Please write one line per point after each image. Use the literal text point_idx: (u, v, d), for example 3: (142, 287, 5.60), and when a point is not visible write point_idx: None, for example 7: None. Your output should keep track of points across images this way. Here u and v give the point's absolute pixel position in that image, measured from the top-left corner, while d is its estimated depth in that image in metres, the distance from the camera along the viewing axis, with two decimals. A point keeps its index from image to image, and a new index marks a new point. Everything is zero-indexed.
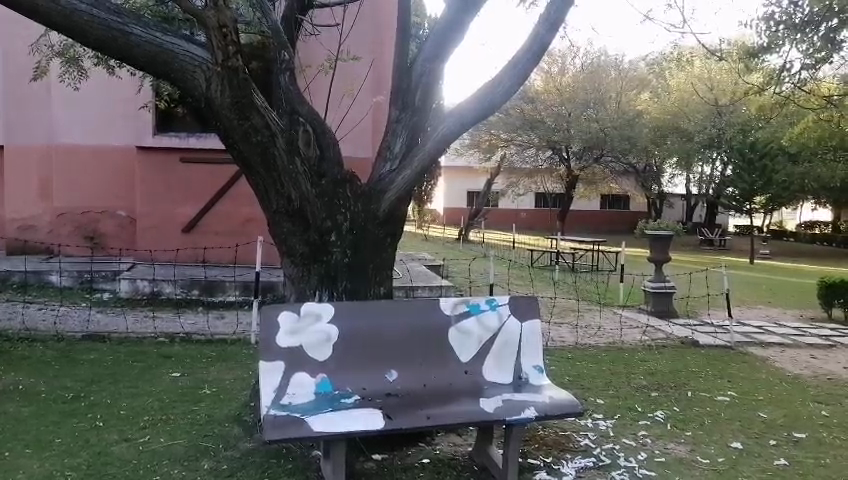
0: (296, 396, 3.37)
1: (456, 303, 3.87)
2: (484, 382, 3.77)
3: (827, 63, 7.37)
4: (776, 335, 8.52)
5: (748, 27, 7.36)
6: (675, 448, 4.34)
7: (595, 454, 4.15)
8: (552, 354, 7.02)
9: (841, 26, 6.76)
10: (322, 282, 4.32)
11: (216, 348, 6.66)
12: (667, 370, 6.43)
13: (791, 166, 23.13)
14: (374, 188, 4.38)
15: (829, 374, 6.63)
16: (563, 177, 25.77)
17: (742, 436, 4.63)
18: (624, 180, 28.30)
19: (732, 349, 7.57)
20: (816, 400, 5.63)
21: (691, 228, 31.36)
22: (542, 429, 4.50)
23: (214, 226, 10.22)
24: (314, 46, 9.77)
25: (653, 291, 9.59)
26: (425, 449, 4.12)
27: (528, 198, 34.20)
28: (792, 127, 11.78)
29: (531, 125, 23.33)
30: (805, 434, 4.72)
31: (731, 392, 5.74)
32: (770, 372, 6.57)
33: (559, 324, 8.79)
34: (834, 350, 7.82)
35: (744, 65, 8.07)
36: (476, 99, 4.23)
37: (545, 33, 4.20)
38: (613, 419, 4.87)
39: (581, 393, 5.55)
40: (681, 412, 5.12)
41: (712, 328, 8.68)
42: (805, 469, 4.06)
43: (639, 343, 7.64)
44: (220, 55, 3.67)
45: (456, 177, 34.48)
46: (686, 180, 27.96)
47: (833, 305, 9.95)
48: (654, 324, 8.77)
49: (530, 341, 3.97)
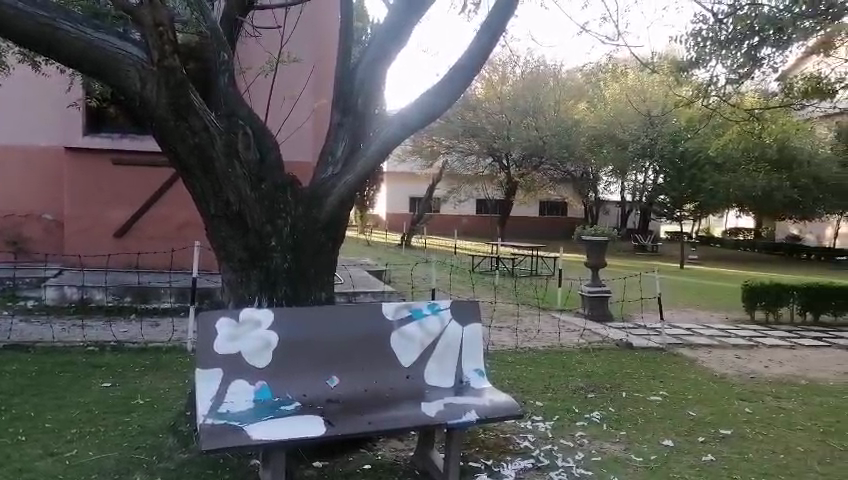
0: (233, 404, 3.29)
1: (398, 307, 3.88)
2: (425, 385, 3.79)
3: (749, 79, 7.77)
4: (704, 336, 8.90)
5: (678, 42, 7.68)
6: (610, 447, 4.47)
7: (534, 455, 4.23)
8: (493, 357, 7.12)
9: (761, 44, 7.17)
10: (262, 288, 4.25)
11: (150, 356, 6.44)
12: (603, 372, 6.61)
13: (717, 175, 24.19)
14: (316, 192, 4.35)
15: (752, 373, 6.97)
16: (503, 184, 26.21)
17: (672, 434, 4.81)
18: (561, 188, 28.97)
19: (663, 351, 7.86)
20: (741, 398, 5.91)
21: (625, 235, 32.38)
22: (483, 432, 4.57)
23: (148, 231, 9.89)
24: (254, 47, 9.63)
25: (589, 295, 9.85)
26: (366, 454, 4.11)
27: (469, 203, 34.57)
28: (718, 138, 12.36)
29: (472, 131, 23.84)
30: (730, 430, 4.95)
31: (662, 392, 5.95)
32: (699, 372, 6.86)
33: (500, 328, 8.93)
34: (757, 350, 8.23)
35: (675, 78, 8.42)
36: (418, 103, 4.26)
37: (487, 38, 4.25)
38: (551, 421, 4.98)
39: (520, 396, 5.65)
40: (616, 412, 5.28)
41: (645, 331, 9.00)
42: (730, 463, 4.27)
43: (576, 346, 7.84)
44: (157, 54, 3.57)
45: (398, 183, 34.66)
46: (621, 188, 28.20)
47: (756, 307, 10.45)
48: (591, 327, 9.01)
49: (471, 345, 4.01)
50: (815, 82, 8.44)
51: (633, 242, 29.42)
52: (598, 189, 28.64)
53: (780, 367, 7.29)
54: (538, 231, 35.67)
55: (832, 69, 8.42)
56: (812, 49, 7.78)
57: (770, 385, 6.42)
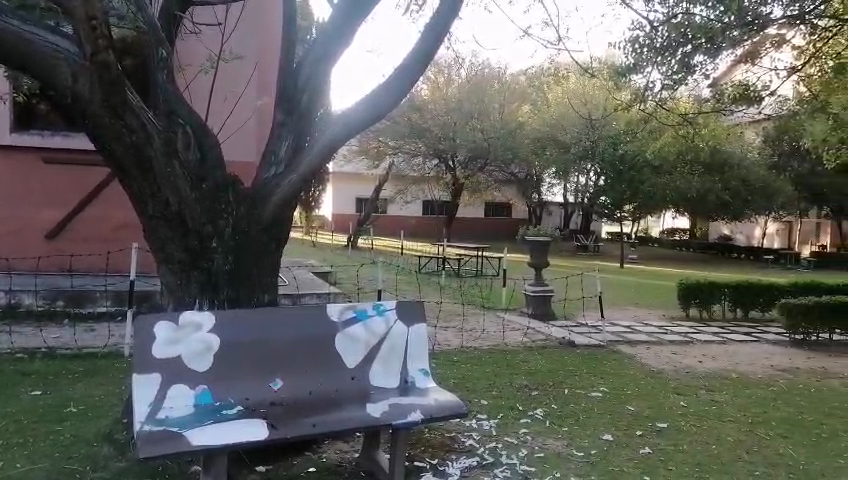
0: (172, 409, 3.20)
1: (343, 309, 3.87)
2: (370, 386, 3.78)
3: (683, 85, 8.06)
4: (643, 333, 9.19)
5: (616, 47, 7.93)
6: (552, 443, 4.56)
7: (478, 453, 4.28)
8: (438, 357, 7.16)
9: (694, 52, 7.44)
10: (203, 291, 4.15)
11: (83, 362, 6.19)
12: (546, 370, 6.75)
13: (655, 177, 24.97)
14: (259, 192, 4.28)
15: (687, 367, 7.25)
16: (449, 185, 26.46)
17: (612, 429, 4.95)
18: (506, 189, 29.38)
19: (604, 348, 8.09)
20: (676, 392, 6.14)
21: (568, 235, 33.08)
22: (428, 432, 4.60)
23: (82, 232, 9.50)
24: (195, 45, 9.39)
25: (532, 295, 10.02)
26: (311, 458, 4.07)
27: (415, 204, 34.65)
28: (655, 143, 12.81)
29: (419, 133, 23.95)
30: (666, 423, 5.13)
31: (602, 389, 6.12)
32: (638, 369, 7.07)
33: (445, 328, 8.99)
34: (691, 346, 8.56)
35: (614, 83, 8.69)
36: (362, 103, 4.25)
37: (431, 41, 4.28)
38: (495, 419, 5.04)
39: (465, 395, 5.70)
40: (559, 409, 5.39)
41: (587, 329, 9.24)
42: (666, 455, 4.42)
43: (520, 344, 7.97)
44: (89, 50, 3.42)
45: (344, 184, 34.37)
46: (563, 190, 28.76)
47: (691, 304, 10.85)
48: (534, 326, 9.17)
49: (416, 346, 4.03)
50: (743, 89, 8.83)
51: (575, 242, 30.06)
52: (541, 191, 29.15)
53: (713, 361, 7.61)
54: (484, 232, 36.08)
55: (759, 77, 8.82)
56: (741, 57, 8.12)
57: (703, 380, 6.69)
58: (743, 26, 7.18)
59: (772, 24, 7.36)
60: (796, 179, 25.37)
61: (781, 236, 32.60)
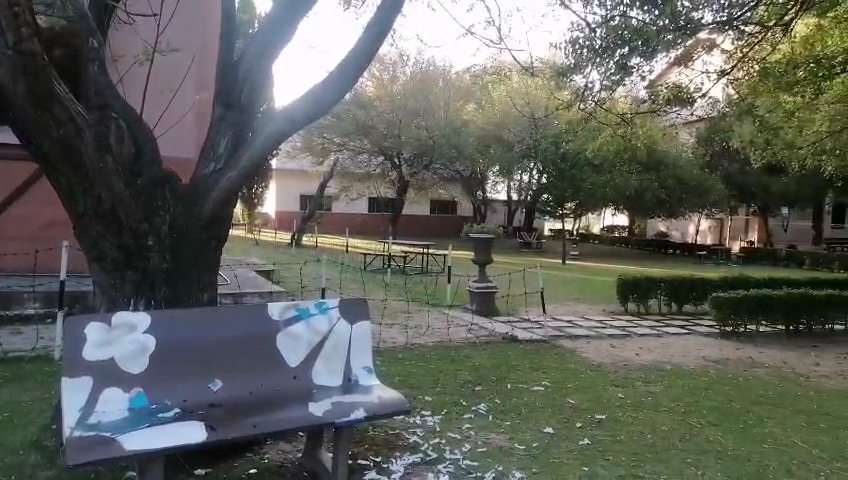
0: (106, 412, 3.09)
1: (284, 308, 3.82)
2: (312, 385, 3.74)
3: (621, 85, 8.30)
4: (583, 328, 9.42)
5: (558, 48, 8.11)
6: (495, 438, 4.62)
7: (422, 450, 4.30)
8: (382, 354, 7.15)
9: (630, 54, 7.66)
10: (139, 290, 3.99)
11: (9, 367, 5.90)
12: (489, 365, 6.84)
13: (596, 176, 25.42)
14: (197, 189, 4.18)
15: (625, 360, 7.48)
16: (395, 183, 27.02)
17: (553, 421, 5.06)
18: (451, 187, 29.62)
19: (545, 343, 8.26)
20: (614, 385, 6.32)
21: (512, 232, 33.58)
22: (372, 430, 4.60)
23: (9, 231, 9.06)
24: (129, 35, 9.09)
25: (476, 291, 10.15)
26: (252, 459, 4.00)
27: (361, 202, 34.51)
28: (595, 142, 13.19)
29: (364, 130, 24.13)
30: (605, 415, 5.28)
31: (544, 382, 6.24)
32: (578, 362, 7.25)
33: (391, 325, 9.00)
34: (629, 339, 8.83)
35: (555, 83, 8.90)
36: (303, 100, 4.18)
37: (374, 39, 4.26)
38: (439, 415, 5.08)
39: (410, 392, 5.71)
40: (502, 403, 5.48)
41: (529, 324, 9.39)
42: (604, 445, 4.55)
43: (464, 340, 8.04)
44: (12, 38, 3.31)
45: (288, 181, 33.87)
46: (507, 188, 29.18)
47: (629, 299, 11.18)
48: (478, 322, 9.27)
49: (359, 344, 4.01)
50: (677, 90, 9.17)
51: (518, 239, 30.56)
52: (486, 189, 29.50)
53: (649, 354, 7.88)
54: (429, 230, 36.24)
55: (691, 79, 9.15)
56: (676, 60, 8.44)
57: (639, 372, 6.90)
58: (678, 31, 7.35)
59: (704, 28, 7.62)
60: (725, 177, 26.81)
61: (713, 233, 33.99)
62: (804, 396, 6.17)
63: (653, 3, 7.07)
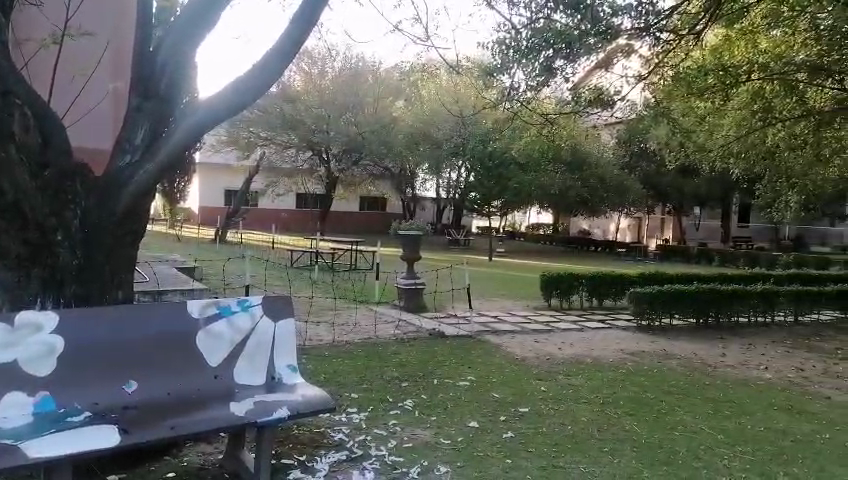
0: (10, 418, 2.93)
1: (204, 306, 3.69)
2: (234, 384, 3.66)
3: (546, 86, 8.50)
4: (508, 323, 9.64)
5: (485, 48, 8.22)
6: (420, 433, 4.65)
7: (347, 447, 4.28)
8: (308, 352, 7.06)
9: (555, 56, 7.83)
10: (46, 288, 3.83)
11: None
12: (416, 361, 6.87)
13: (521, 174, 25.60)
14: (111, 182, 3.97)
15: (548, 354, 7.68)
16: (324, 178, 27.12)
17: (477, 416, 5.14)
18: (381, 184, 29.59)
19: (472, 338, 8.39)
20: (537, 378, 6.48)
21: (441, 230, 33.93)
22: (297, 429, 4.55)
23: None
24: (37, 19, 8.52)
25: (404, 288, 10.16)
26: (170, 462, 3.87)
27: (288, 197, 33.94)
28: (520, 141, 13.51)
29: (291, 125, 24.06)
30: (528, 408, 5.41)
31: (469, 377, 6.33)
32: (503, 357, 7.39)
33: (317, 322, 8.90)
34: (552, 334, 9.11)
35: (482, 82, 9.03)
36: (226, 91, 4.06)
37: (300, 28, 4.17)
38: (366, 412, 5.06)
39: (336, 389, 5.67)
40: (428, 399, 5.53)
41: (456, 320, 9.55)
42: (527, 438, 4.66)
43: (392, 337, 8.05)
44: None
45: (212, 175, 32.85)
46: (436, 186, 29.40)
47: (552, 294, 11.57)
48: (406, 319, 9.30)
49: (283, 341, 3.94)
50: (598, 93, 9.41)
51: (447, 237, 30.88)
52: (415, 186, 29.59)
53: (571, 348, 8.14)
54: (358, 226, 36.09)
55: (611, 83, 9.45)
56: (596, 64, 8.76)
57: (561, 366, 7.11)
58: (597, 35, 7.54)
59: (623, 34, 7.90)
60: (643, 177, 27.84)
61: (632, 231, 35.45)
62: (711, 385, 6.52)
63: (577, 8, 7.23)
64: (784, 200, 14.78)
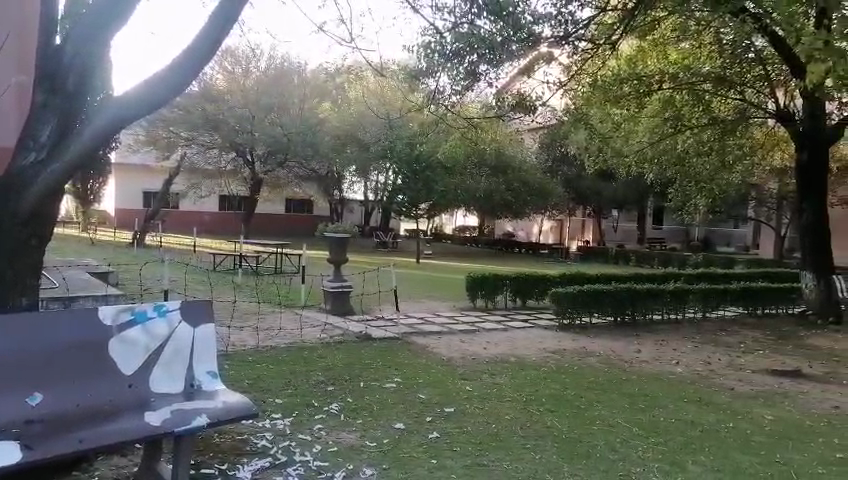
0: None
1: (117, 312, 3.53)
2: (150, 393, 3.53)
3: (471, 91, 8.65)
4: (436, 324, 9.73)
5: (412, 52, 8.25)
6: (346, 437, 4.63)
7: (271, 453, 4.20)
8: (231, 358, 6.88)
9: (478, 61, 7.98)
10: None
11: None
12: (343, 365, 6.83)
13: (449, 177, 25.87)
14: (13, 183, 3.81)
15: (473, 354, 7.81)
16: (248, 179, 26.54)
17: (404, 417, 5.16)
18: (307, 186, 29.23)
19: (398, 340, 8.42)
20: (462, 378, 6.57)
21: (369, 232, 33.85)
22: (218, 437, 4.43)
23: None
24: None
25: (331, 291, 10.08)
26: (80, 477, 3.68)
27: (211, 199, 32.94)
28: (447, 143, 13.66)
29: (213, 125, 23.35)
30: (453, 408, 5.47)
31: (396, 379, 6.35)
32: (429, 358, 7.45)
33: (240, 327, 8.68)
34: (478, 334, 9.27)
35: (408, 85, 9.07)
36: (137, 90, 3.94)
37: (220, 26, 4.08)
38: (290, 417, 4.99)
39: (260, 395, 5.55)
40: (354, 402, 5.51)
41: (383, 322, 9.53)
42: (452, 437, 4.72)
43: (319, 341, 7.97)
44: None
45: (130, 176, 31.49)
46: (364, 188, 29.33)
47: (478, 295, 11.77)
48: (332, 322, 9.22)
49: (202, 347, 3.82)
50: (521, 98, 9.57)
51: (375, 239, 30.80)
52: (342, 188, 29.37)
53: (495, 347, 8.31)
54: (284, 230, 35.47)
55: (533, 89, 9.64)
56: (520, 70, 9.00)
57: (486, 365, 7.26)
58: (520, 42, 7.83)
59: (543, 41, 8.16)
60: (564, 181, 28.67)
61: (554, 233, 36.55)
62: (627, 381, 6.81)
63: (498, 14, 7.32)
64: (693, 204, 15.62)
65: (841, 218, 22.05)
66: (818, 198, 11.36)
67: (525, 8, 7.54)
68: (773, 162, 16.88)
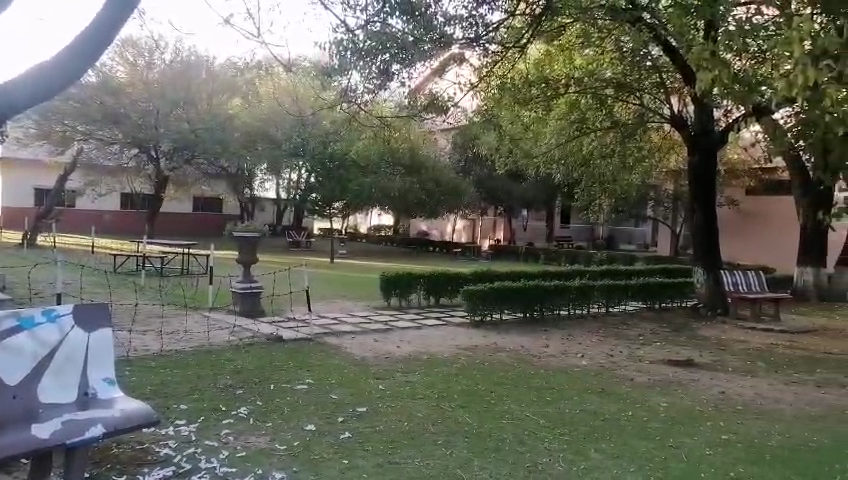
0: None
1: (2, 316, 3.21)
2: (39, 403, 3.29)
3: (383, 90, 8.61)
4: (349, 324, 9.65)
5: (324, 48, 8.12)
6: (255, 440, 4.52)
7: (174, 462, 4.03)
8: (132, 364, 6.55)
9: (390, 60, 7.96)
10: None
11: None
12: (253, 367, 6.65)
13: (363, 177, 25.72)
14: None
15: (385, 353, 7.81)
16: (152, 177, 25.36)
17: (315, 419, 5.08)
18: (215, 183, 28.27)
19: (311, 340, 8.30)
20: (375, 378, 6.55)
21: (281, 231, 33.14)
22: (116, 447, 4.21)
23: None
24: None
25: (240, 292, 9.80)
26: None
27: (112, 197, 31.22)
28: (360, 142, 13.57)
29: (113, 119, 22.12)
30: (365, 407, 5.45)
31: (308, 380, 6.25)
32: (342, 358, 7.39)
33: (142, 332, 8.27)
34: (391, 332, 9.28)
35: (320, 83, 8.92)
36: (29, 80, 4.06)
37: (116, 17, 4.19)
38: (196, 423, 4.82)
39: (162, 402, 5.30)
40: (264, 405, 5.38)
41: (294, 323, 9.34)
42: (364, 437, 4.70)
43: (227, 344, 7.72)
44: None
45: (20, 172, 29.39)
46: (276, 186, 28.83)
47: (392, 294, 11.80)
48: (241, 324, 8.94)
49: (97, 353, 3.63)
50: (433, 99, 9.65)
51: (287, 239, 30.24)
52: (253, 186, 28.66)
53: (408, 346, 8.34)
54: (191, 229, 34.14)
55: (445, 90, 9.76)
56: (434, 69, 9.10)
57: (400, 363, 7.28)
58: (431, 42, 7.92)
59: (454, 43, 8.28)
60: (476, 181, 29.21)
61: (467, 232, 37.22)
62: (535, 375, 7.03)
63: (411, 14, 7.54)
64: (597, 204, 16.34)
65: (729, 218, 23.71)
66: (708, 200, 12.16)
67: (435, 10, 7.76)
68: (669, 164, 17.92)
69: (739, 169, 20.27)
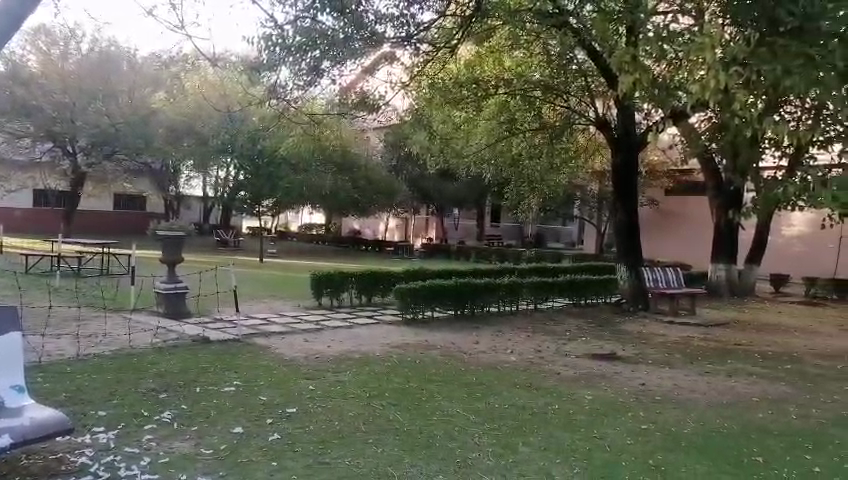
0: None
1: None
2: None
3: (314, 87, 8.48)
4: (278, 324, 9.47)
5: (251, 43, 7.93)
6: (179, 445, 4.37)
7: (91, 471, 3.84)
8: (46, 370, 6.20)
9: (321, 57, 7.83)
10: None
11: None
12: (178, 370, 6.44)
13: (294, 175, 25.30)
14: None
15: (316, 353, 7.71)
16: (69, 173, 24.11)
17: (242, 421, 4.96)
18: (138, 180, 27.16)
19: (238, 342, 8.10)
20: (305, 378, 6.46)
21: (209, 230, 32.19)
22: (27, 459, 3.98)
23: None
24: None
25: (164, 293, 9.44)
26: None
27: (24, 194, 29.48)
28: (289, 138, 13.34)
29: (25, 111, 20.90)
30: (294, 408, 5.37)
31: (235, 382, 6.09)
32: (271, 359, 7.26)
33: (57, 335, 7.84)
34: (322, 332, 9.18)
35: (247, 79, 8.72)
36: None
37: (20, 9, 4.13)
38: (115, 429, 4.61)
39: (78, 408, 5.05)
40: (188, 409, 5.20)
41: (221, 324, 9.09)
42: (293, 438, 4.63)
43: (149, 347, 7.43)
44: None
45: None
46: (202, 183, 27.97)
47: (322, 293, 11.66)
48: (166, 326, 8.64)
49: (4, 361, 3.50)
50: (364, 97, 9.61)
51: (215, 238, 29.40)
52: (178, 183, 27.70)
53: (339, 345, 8.28)
54: (112, 228, 32.67)
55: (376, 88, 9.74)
56: (364, 68, 9.07)
57: (330, 363, 7.21)
58: (362, 41, 7.88)
59: (386, 41, 8.27)
60: (409, 180, 29.28)
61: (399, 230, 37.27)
62: (466, 371, 7.11)
63: (342, 11, 7.48)
64: (526, 203, 16.68)
65: (650, 217, 24.73)
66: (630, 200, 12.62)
67: (366, 8, 7.73)
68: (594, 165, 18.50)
69: (659, 171, 21.17)
